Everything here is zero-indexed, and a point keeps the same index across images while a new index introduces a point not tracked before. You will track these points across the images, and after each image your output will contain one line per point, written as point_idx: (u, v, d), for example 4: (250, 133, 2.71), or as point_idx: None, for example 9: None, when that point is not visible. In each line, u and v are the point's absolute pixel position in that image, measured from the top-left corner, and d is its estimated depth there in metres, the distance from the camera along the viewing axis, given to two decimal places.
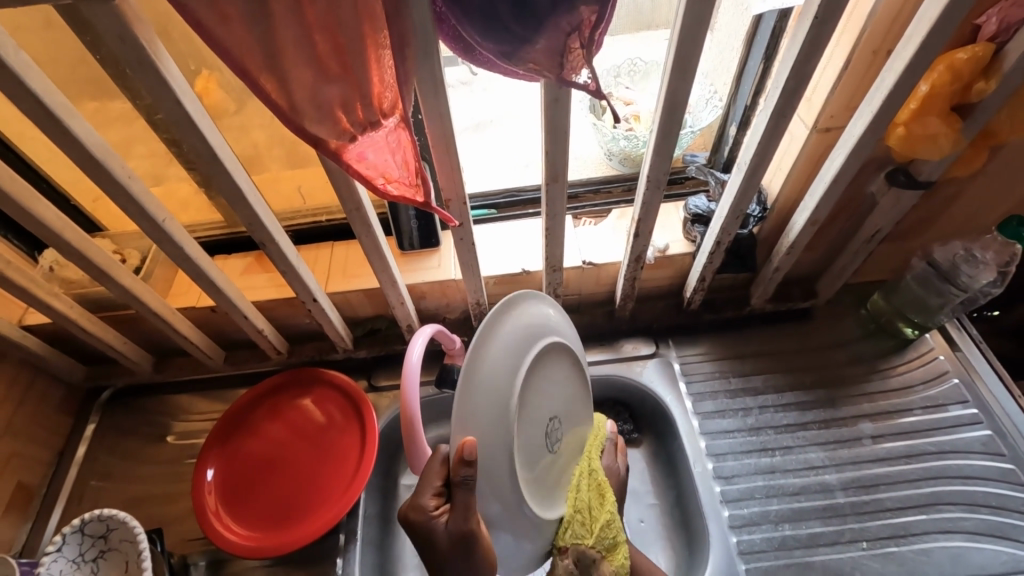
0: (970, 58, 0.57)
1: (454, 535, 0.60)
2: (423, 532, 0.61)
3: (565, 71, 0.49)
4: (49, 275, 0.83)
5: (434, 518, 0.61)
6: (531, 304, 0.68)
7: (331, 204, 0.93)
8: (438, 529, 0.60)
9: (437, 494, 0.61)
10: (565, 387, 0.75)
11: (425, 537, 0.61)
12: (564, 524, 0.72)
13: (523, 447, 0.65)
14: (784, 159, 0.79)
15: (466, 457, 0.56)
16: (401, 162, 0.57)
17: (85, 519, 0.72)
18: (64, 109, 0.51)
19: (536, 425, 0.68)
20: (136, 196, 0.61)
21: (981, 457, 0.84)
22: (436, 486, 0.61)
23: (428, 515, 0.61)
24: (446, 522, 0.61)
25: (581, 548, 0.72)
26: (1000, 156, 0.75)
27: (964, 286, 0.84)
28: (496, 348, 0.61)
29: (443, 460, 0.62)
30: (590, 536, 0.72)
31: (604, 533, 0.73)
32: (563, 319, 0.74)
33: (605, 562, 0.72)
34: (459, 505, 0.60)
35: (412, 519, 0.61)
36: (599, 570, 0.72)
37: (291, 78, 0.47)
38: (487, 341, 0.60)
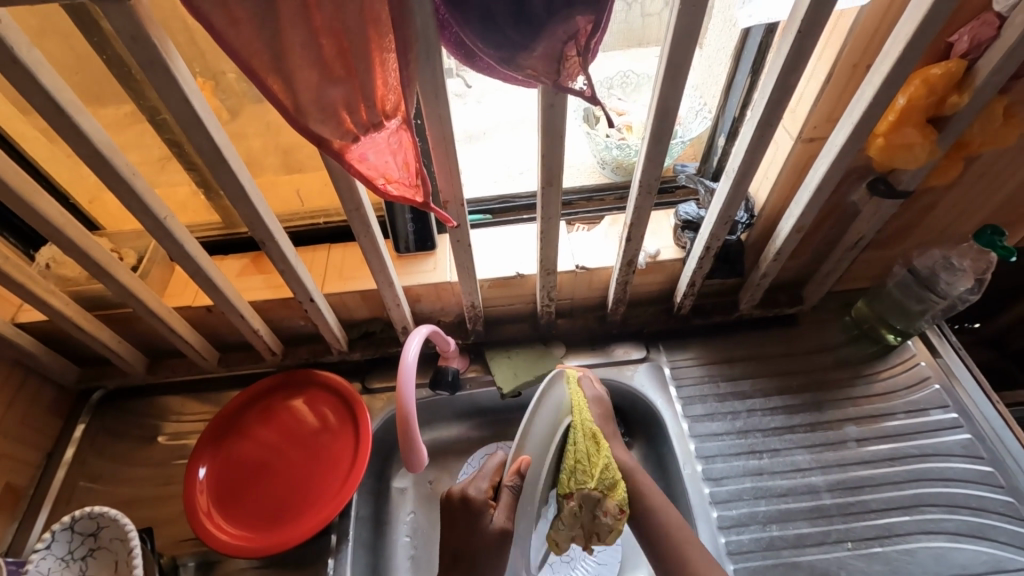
0: (944, 73, 0.60)
1: (498, 530, 0.68)
2: (473, 517, 0.69)
3: (562, 78, 0.52)
4: (46, 273, 0.83)
5: (486, 506, 0.69)
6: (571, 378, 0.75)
7: (330, 206, 0.95)
8: (486, 518, 0.69)
9: (491, 487, 0.72)
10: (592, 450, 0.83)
11: (474, 520, 0.68)
12: (567, 472, 0.70)
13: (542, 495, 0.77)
14: (770, 168, 0.82)
15: (520, 473, 0.69)
16: (402, 162, 0.58)
17: (76, 517, 0.72)
18: (72, 105, 0.52)
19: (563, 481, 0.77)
20: (139, 193, 0.62)
21: (962, 460, 0.86)
22: (492, 480, 0.72)
23: (481, 504, 0.69)
24: (491, 516, 0.69)
25: (585, 491, 0.69)
26: (976, 167, 0.78)
27: (943, 293, 0.87)
28: (548, 412, 0.71)
29: (497, 461, 0.74)
30: (591, 480, 0.69)
31: (604, 475, 0.69)
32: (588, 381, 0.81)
33: (607, 500, 0.69)
34: (506, 503, 0.69)
35: (471, 501, 0.69)
36: (602, 508, 0.69)
37: (297, 78, 0.48)
38: (541, 405, 0.71)
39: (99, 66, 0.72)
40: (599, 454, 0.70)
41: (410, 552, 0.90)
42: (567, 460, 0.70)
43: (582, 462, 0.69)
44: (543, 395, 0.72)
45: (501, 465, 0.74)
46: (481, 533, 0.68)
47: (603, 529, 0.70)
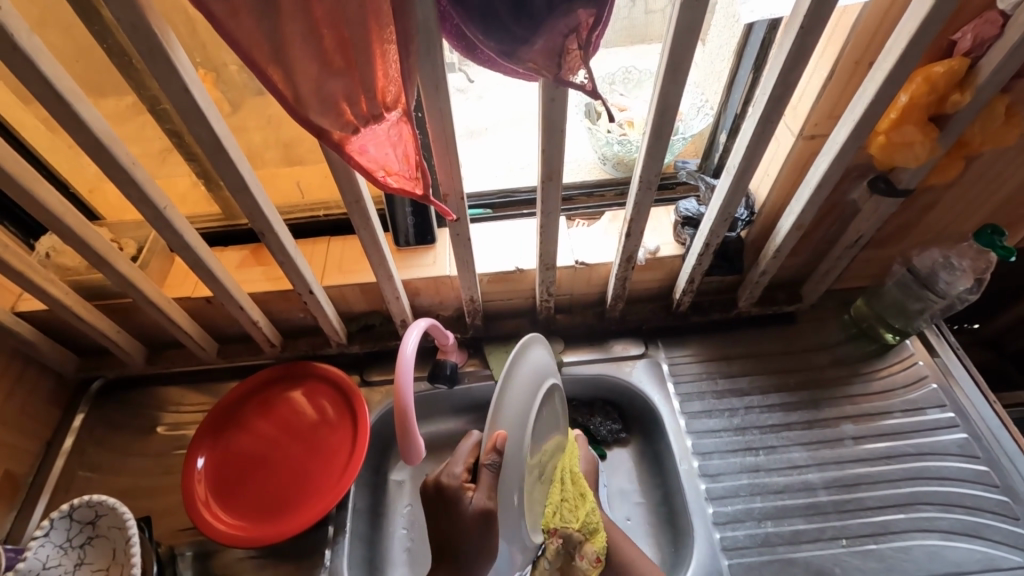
0: (946, 71, 0.60)
1: (478, 509, 0.63)
2: (451, 504, 0.65)
3: (562, 71, 0.51)
4: (45, 262, 0.83)
5: (462, 491, 0.66)
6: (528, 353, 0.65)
7: (330, 199, 0.95)
8: (464, 501, 0.64)
9: (467, 470, 0.68)
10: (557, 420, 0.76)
11: (452, 507, 0.65)
12: (552, 510, 0.73)
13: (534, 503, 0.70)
14: (771, 165, 0.82)
15: (498, 449, 0.60)
16: (402, 155, 0.59)
17: (75, 505, 0.72)
18: (72, 93, 0.52)
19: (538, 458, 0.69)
20: (139, 182, 0.62)
21: (958, 459, 0.87)
22: (468, 463, 0.68)
23: (457, 488, 0.66)
24: (469, 498, 0.65)
25: (568, 532, 0.73)
26: (978, 166, 0.78)
27: (942, 293, 0.87)
28: (521, 382, 0.62)
29: (473, 443, 0.70)
30: (576, 522, 0.74)
31: (588, 519, 0.75)
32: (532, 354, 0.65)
33: (588, 544, 0.75)
34: (483, 482, 0.64)
35: (445, 488, 0.66)
36: (582, 551, 0.75)
37: (297, 68, 0.48)
38: (512, 375, 0.62)
39: (99, 55, 0.71)
40: (582, 496, 0.76)
41: (406, 544, 0.90)
42: (553, 501, 0.74)
43: (568, 501, 0.75)
44: (513, 367, 0.62)
45: (477, 446, 0.70)
46: (462, 519, 0.64)
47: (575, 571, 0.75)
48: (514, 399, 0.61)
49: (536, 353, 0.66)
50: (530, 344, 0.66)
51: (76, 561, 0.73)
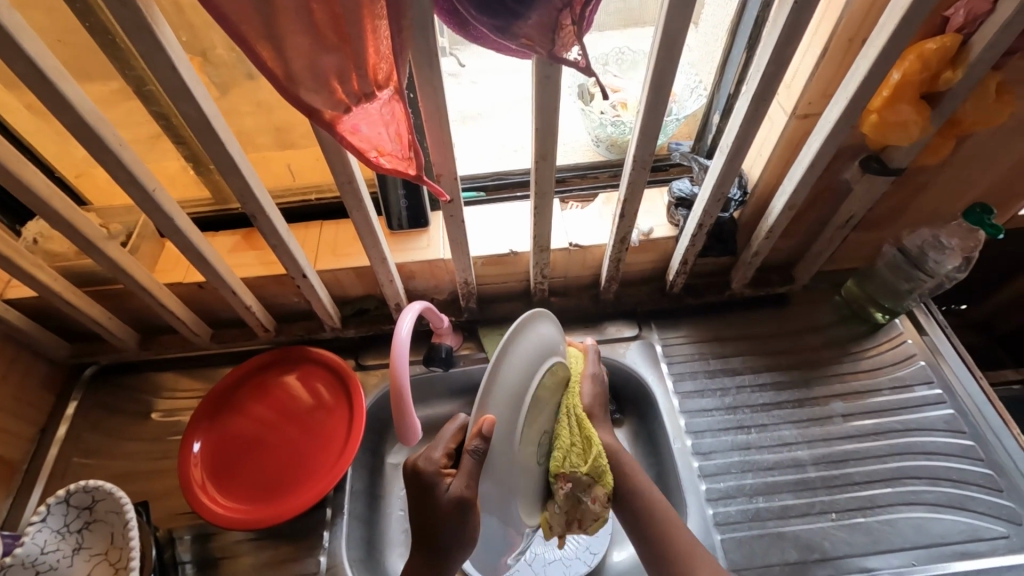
0: (938, 48, 0.60)
1: (454, 498, 0.61)
2: (429, 490, 0.64)
3: (556, 48, 0.51)
4: (33, 248, 0.82)
5: (439, 478, 0.64)
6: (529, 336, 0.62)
7: (322, 182, 0.94)
8: (441, 488, 0.63)
9: (447, 454, 0.66)
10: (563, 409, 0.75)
11: (429, 494, 0.63)
12: (562, 454, 0.70)
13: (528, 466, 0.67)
14: (764, 145, 0.82)
15: (483, 434, 0.58)
16: (394, 134, 0.58)
17: (71, 490, 0.72)
18: (56, 73, 0.51)
19: (537, 430, 0.67)
20: (127, 164, 0.61)
21: (944, 434, 0.89)
22: (448, 447, 0.66)
23: (435, 474, 0.64)
24: (448, 486, 0.63)
25: (578, 475, 0.71)
26: (969, 144, 0.78)
27: (931, 272, 0.89)
28: (531, 338, 0.63)
29: (457, 426, 0.67)
30: (583, 465, 0.71)
31: (596, 462, 0.72)
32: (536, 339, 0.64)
33: (597, 487, 0.72)
34: (464, 471, 0.61)
35: (421, 474, 0.64)
36: (593, 493, 0.72)
37: (287, 45, 0.47)
38: (521, 333, 0.61)
39: (82, 35, 0.70)
40: (591, 447, 0.72)
41: (403, 525, 0.91)
42: (563, 446, 0.70)
43: (578, 447, 0.71)
44: (509, 345, 0.60)
45: (461, 429, 0.68)
46: (439, 504, 0.62)
47: (587, 516, 0.72)
48: (519, 352, 0.61)
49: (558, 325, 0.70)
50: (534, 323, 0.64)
51: (73, 546, 0.74)
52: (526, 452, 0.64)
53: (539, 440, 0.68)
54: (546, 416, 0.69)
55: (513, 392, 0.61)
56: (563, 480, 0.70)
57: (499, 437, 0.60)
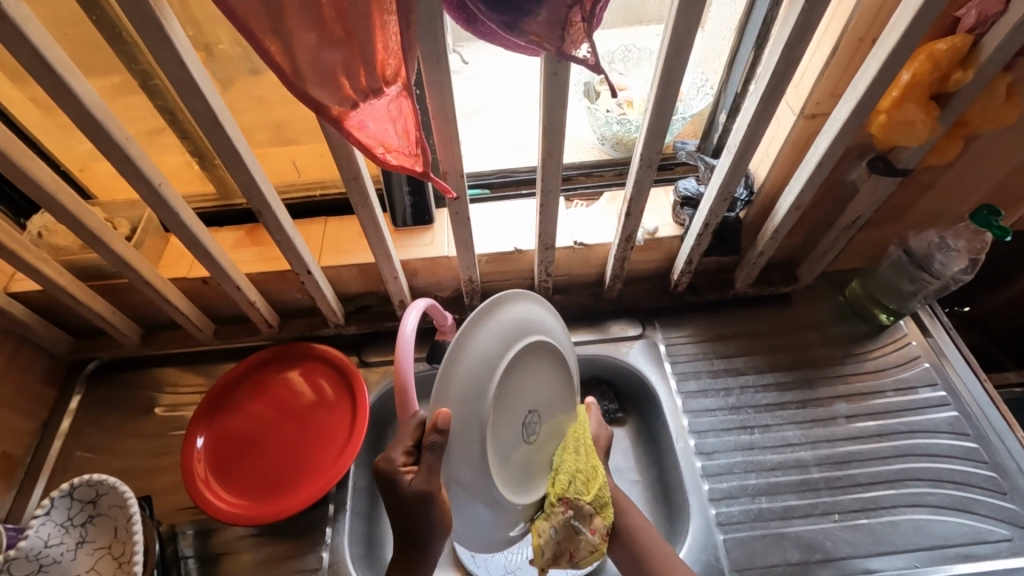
0: (948, 49, 0.60)
1: (414, 492, 0.60)
2: (390, 486, 0.63)
3: (566, 45, 0.50)
4: (38, 241, 0.82)
5: (400, 474, 0.62)
6: (490, 324, 0.61)
7: (327, 178, 0.94)
8: (402, 483, 0.62)
9: (407, 452, 0.62)
10: (550, 385, 0.75)
11: (390, 489, 0.62)
12: (563, 481, 0.72)
13: (505, 450, 0.66)
14: (771, 145, 0.82)
15: (440, 429, 0.56)
16: (401, 131, 0.58)
17: (74, 485, 0.72)
18: (63, 66, 0.51)
19: (514, 414, 0.68)
20: (133, 158, 0.61)
21: (948, 436, 0.88)
22: (408, 445, 0.62)
23: (395, 471, 0.62)
24: (410, 480, 0.62)
25: (580, 503, 0.71)
26: (977, 144, 0.78)
27: (937, 273, 0.88)
28: (490, 329, 0.61)
29: (416, 422, 0.62)
30: (588, 494, 0.72)
31: (600, 494, 0.73)
32: (500, 327, 0.62)
33: (597, 518, 0.73)
34: (422, 467, 0.60)
35: (381, 471, 0.63)
36: (592, 524, 0.72)
37: (294, 39, 0.47)
38: (476, 325, 0.59)
39: (87, 27, 0.69)
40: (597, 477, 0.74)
41: None
42: (565, 472, 0.73)
43: (582, 475, 0.73)
44: (465, 339, 0.58)
45: (422, 425, 0.63)
46: (402, 499, 0.61)
47: (581, 548, 0.72)
48: (479, 343, 0.60)
49: (530, 301, 0.68)
50: (494, 311, 0.62)
51: (77, 540, 0.74)
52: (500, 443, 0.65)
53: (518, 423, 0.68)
54: (526, 397, 0.70)
55: (477, 384, 0.59)
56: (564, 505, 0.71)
57: (460, 422, 0.59)
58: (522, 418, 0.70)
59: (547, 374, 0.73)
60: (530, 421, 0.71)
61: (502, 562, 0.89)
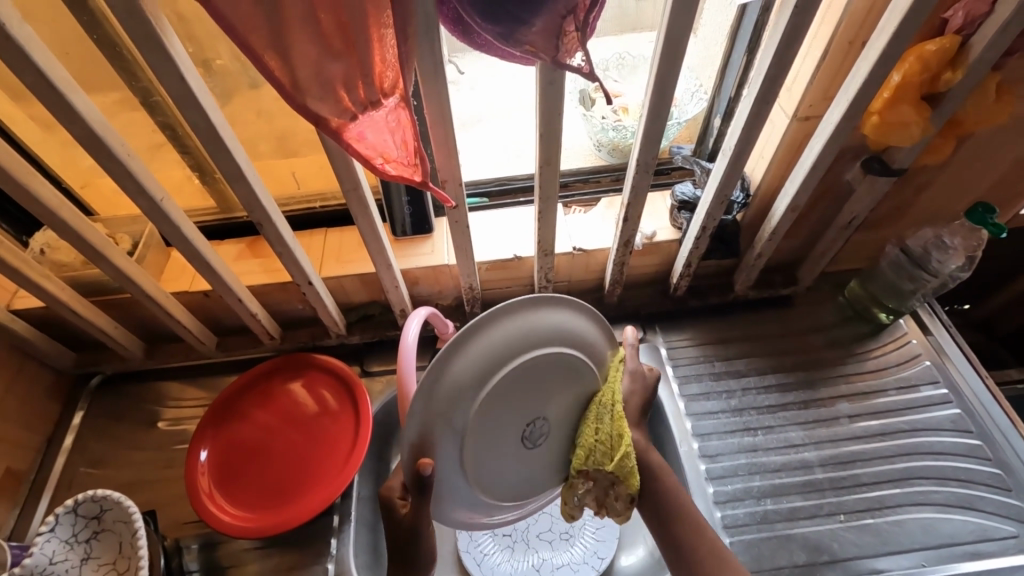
0: (938, 49, 0.61)
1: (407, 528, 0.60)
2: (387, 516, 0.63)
3: (560, 54, 0.51)
4: (41, 258, 0.83)
5: (396, 504, 0.62)
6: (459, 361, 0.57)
7: (326, 190, 0.94)
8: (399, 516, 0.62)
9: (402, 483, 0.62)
10: (567, 388, 0.68)
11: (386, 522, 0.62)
12: (584, 451, 0.70)
13: (498, 459, 0.66)
14: (766, 147, 0.82)
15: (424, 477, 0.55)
16: (400, 141, 0.58)
17: (79, 500, 0.72)
18: (66, 84, 0.52)
19: (513, 424, 0.64)
20: (134, 173, 0.61)
21: (951, 434, 0.89)
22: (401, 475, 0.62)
23: (390, 502, 0.62)
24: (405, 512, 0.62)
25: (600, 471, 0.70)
26: (970, 143, 0.79)
27: (934, 271, 0.88)
28: (458, 367, 0.57)
29: None
30: (610, 463, 0.69)
31: (624, 462, 0.69)
32: (474, 362, 0.57)
33: (621, 485, 0.71)
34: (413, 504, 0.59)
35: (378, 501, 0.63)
36: (617, 491, 0.71)
37: (293, 54, 0.48)
38: (441, 367, 0.56)
39: (88, 45, 0.70)
40: (619, 447, 0.69)
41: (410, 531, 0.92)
42: (585, 444, 0.70)
43: (603, 444, 0.69)
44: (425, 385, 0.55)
45: None
46: (397, 530, 0.62)
47: (612, 510, 0.72)
48: (447, 382, 0.56)
49: (527, 313, 0.61)
50: (468, 345, 0.57)
51: (82, 555, 0.74)
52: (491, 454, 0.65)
53: (521, 429, 0.65)
54: (531, 404, 0.65)
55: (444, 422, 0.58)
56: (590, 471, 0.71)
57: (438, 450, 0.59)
58: (527, 425, 0.66)
59: (563, 375, 0.67)
60: (540, 420, 0.67)
61: (508, 570, 0.88)
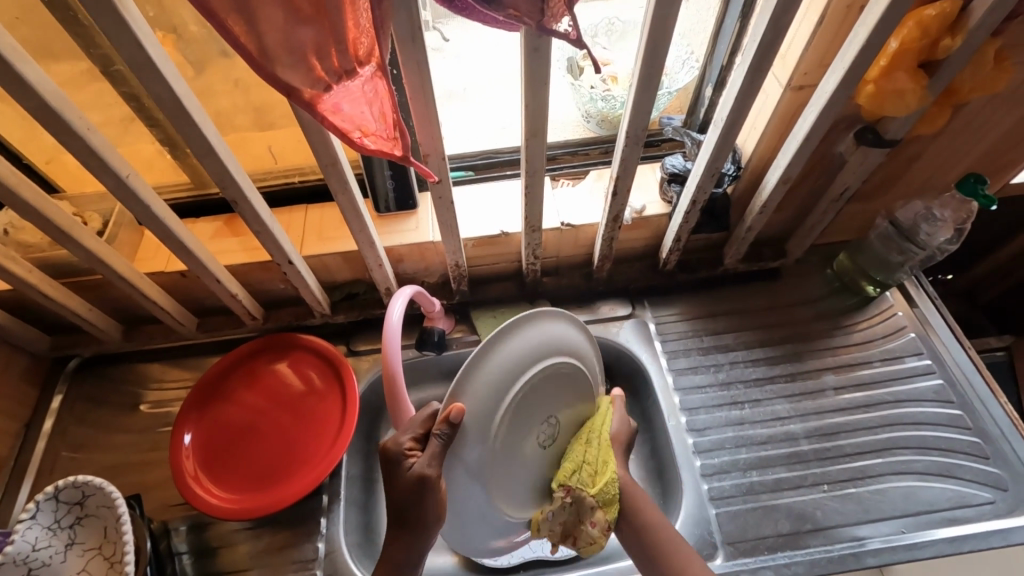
0: (938, 14, 0.59)
1: (415, 475, 0.61)
2: (394, 469, 0.64)
3: (545, 18, 0.48)
4: (5, 239, 0.79)
5: (403, 458, 0.64)
6: (504, 345, 0.63)
7: (304, 164, 0.91)
8: (406, 468, 0.63)
9: (415, 440, 0.64)
10: (574, 392, 0.75)
11: (392, 472, 0.64)
12: (571, 466, 0.74)
13: (511, 467, 0.69)
14: (759, 118, 0.81)
15: (451, 421, 0.59)
16: (378, 113, 0.55)
17: (60, 487, 0.70)
18: (13, 52, 0.48)
19: (532, 427, 0.69)
20: (98, 150, 0.58)
21: (933, 404, 0.90)
22: (417, 432, 0.65)
23: (400, 454, 0.64)
24: (412, 465, 0.63)
25: (581, 493, 0.73)
26: (964, 113, 0.77)
27: (922, 244, 0.88)
28: (506, 352, 0.63)
29: (429, 413, 0.66)
30: (591, 487, 0.73)
31: (604, 490, 0.74)
32: (514, 352, 0.63)
33: (600, 512, 0.73)
34: (428, 451, 0.62)
35: (388, 452, 0.65)
36: (593, 517, 0.73)
37: (260, 19, 0.45)
38: (490, 350, 0.62)
39: (40, 10, 0.66)
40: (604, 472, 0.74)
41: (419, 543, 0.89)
42: (574, 459, 0.75)
43: (590, 466, 0.74)
44: (481, 358, 0.61)
45: (432, 419, 0.66)
46: (399, 480, 0.63)
47: (583, 538, 0.73)
48: (493, 366, 0.62)
49: (542, 319, 0.67)
50: (517, 334, 0.64)
51: (66, 541, 0.73)
52: (508, 461, 0.68)
53: (536, 436, 0.70)
54: (546, 407, 0.70)
55: (483, 404, 0.62)
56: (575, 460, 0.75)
57: (467, 430, 0.61)
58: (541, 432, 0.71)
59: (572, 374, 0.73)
60: (553, 421, 0.73)
61: None
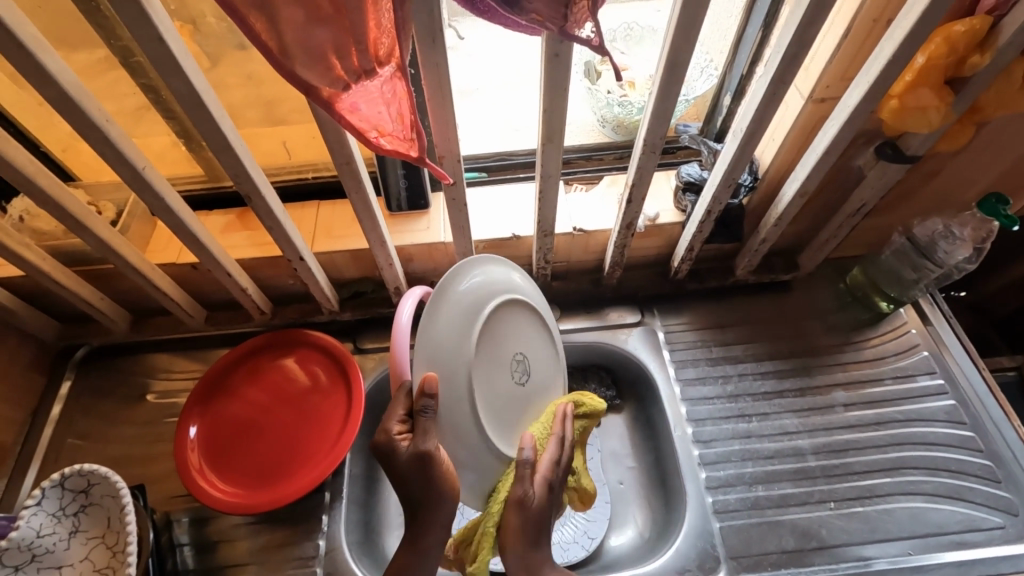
0: (967, 31, 0.58)
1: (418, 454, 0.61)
2: (388, 458, 0.63)
3: (568, 24, 0.48)
4: (19, 226, 0.80)
5: (396, 442, 0.62)
6: (444, 306, 0.65)
7: (318, 160, 0.91)
8: (401, 451, 0.62)
9: (401, 421, 0.62)
10: (526, 329, 0.77)
11: (388, 460, 0.62)
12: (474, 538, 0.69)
13: (501, 411, 0.71)
14: (778, 129, 0.80)
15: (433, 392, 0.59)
16: (395, 114, 0.55)
17: (66, 474, 0.71)
18: (35, 42, 0.48)
19: (501, 369, 0.72)
20: (115, 142, 0.58)
21: (944, 424, 0.89)
22: (401, 415, 0.62)
23: (390, 440, 0.62)
24: (408, 446, 0.63)
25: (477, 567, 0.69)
26: (987, 130, 0.76)
27: (940, 262, 0.87)
28: (447, 312, 0.65)
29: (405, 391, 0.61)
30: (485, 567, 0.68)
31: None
32: (455, 311, 0.65)
33: None
34: (422, 430, 0.61)
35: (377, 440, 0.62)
36: None
37: (282, 17, 0.44)
38: (432, 318, 0.64)
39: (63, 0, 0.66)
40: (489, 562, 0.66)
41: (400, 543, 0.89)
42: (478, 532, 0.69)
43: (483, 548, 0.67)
44: (426, 329, 0.63)
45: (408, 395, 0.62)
46: (398, 469, 0.62)
47: None
48: (440, 333, 0.64)
49: (469, 271, 0.69)
50: (450, 293, 0.66)
51: (70, 529, 0.73)
52: (495, 409, 0.70)
53: (510, 376, 0.73)
54: (506, 348, 0.73)
55: (448, 372, 0.63)
56: (524, 443, 0.69)
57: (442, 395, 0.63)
58: (512, 371, 0.74)
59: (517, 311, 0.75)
60: (519, 357, 0.75)
61: None
